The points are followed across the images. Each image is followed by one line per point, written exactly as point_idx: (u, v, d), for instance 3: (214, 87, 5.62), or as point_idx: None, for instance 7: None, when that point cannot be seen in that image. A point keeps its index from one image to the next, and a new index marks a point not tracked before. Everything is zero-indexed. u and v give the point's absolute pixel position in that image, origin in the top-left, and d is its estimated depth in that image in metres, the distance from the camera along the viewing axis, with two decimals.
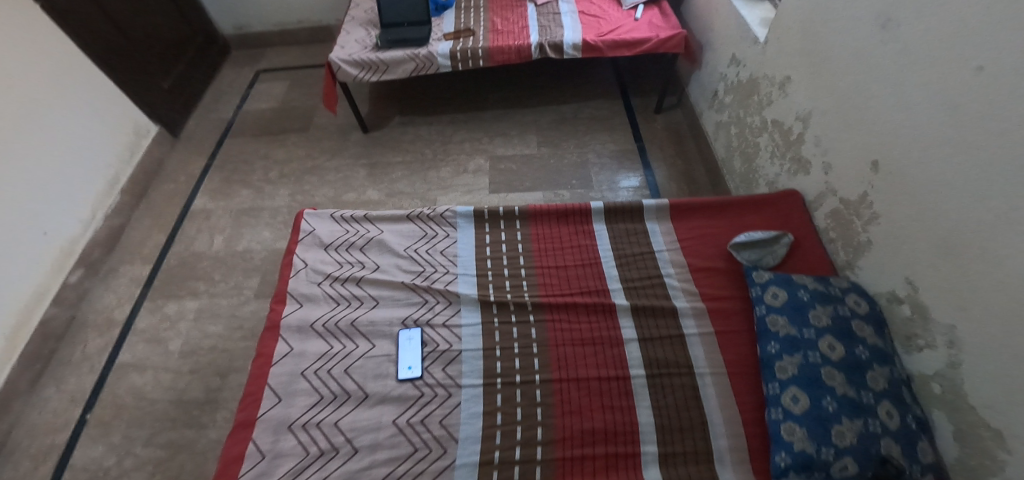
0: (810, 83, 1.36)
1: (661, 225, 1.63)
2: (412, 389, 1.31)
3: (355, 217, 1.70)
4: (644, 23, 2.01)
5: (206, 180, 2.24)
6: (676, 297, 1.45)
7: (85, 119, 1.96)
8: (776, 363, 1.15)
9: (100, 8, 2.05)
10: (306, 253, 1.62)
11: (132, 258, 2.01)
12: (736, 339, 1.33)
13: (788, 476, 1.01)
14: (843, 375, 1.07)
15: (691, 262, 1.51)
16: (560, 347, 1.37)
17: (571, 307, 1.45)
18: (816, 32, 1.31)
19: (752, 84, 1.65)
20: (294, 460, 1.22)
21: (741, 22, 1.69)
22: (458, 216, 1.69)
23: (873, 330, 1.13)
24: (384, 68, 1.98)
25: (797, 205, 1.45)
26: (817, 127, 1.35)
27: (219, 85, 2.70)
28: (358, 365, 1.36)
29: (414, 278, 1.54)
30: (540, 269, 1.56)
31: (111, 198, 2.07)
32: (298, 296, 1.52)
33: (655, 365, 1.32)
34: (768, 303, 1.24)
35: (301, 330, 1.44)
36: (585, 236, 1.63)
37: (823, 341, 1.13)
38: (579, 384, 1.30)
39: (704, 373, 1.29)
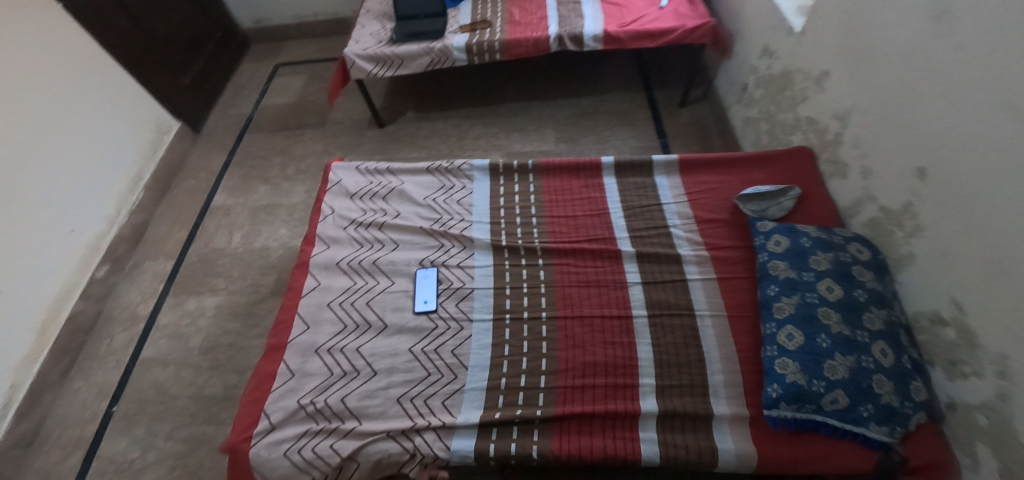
0: (849, 79, 1.25)
1: (669, 179, 1.59)
2: (427, 321, 1.32)
3: (378, 169, 1.69)
4: (669, 11, 1.90)
5: (226, 177, 2.26)
6: (680, 246, 1.42)
7: (107, 116, 1.99)
8: (774, 304, 1.16)
9: (120, 5, 2.07)
10: (334, 201, 1.62)
11: (155, 253, 2.05)
12: (738, 284, 1.31)
13: (780, 407, 1.04)
14: (840, 314, 1.07)
15: (696, 214, 1.48)
16: (566, 288, 1.36)
17: (577, 253, 1.44)
18: (858, 24, 1.20)
19: (785, 77, 1.54)
20: (321, 379, 1.23)
21: (775, 11, 1.57)
22: (476, 168, 1.68)
23: (874, 275, 1.12)
24: (398, 63, 1.93)
25: (807, 160, 1.43)
26: (856, 126, 1.24)
27: (238, 80, 2.71)
28: (378, 298, 1.37)
29: (432, 224, 1.54)
30: (550, 218, 1.54)
31: (134, 194, 2.11)
32: (325, 238, 1.53)
33: (657, 306, 1.31)
34: (770, 250, 1.25)
35: (328, 268, 1.45)
36: (594, 189, 1.60)
37: (821, 283, 1.13)
38: (584, 321, 1.29)
39: (704, 315, 1.27)
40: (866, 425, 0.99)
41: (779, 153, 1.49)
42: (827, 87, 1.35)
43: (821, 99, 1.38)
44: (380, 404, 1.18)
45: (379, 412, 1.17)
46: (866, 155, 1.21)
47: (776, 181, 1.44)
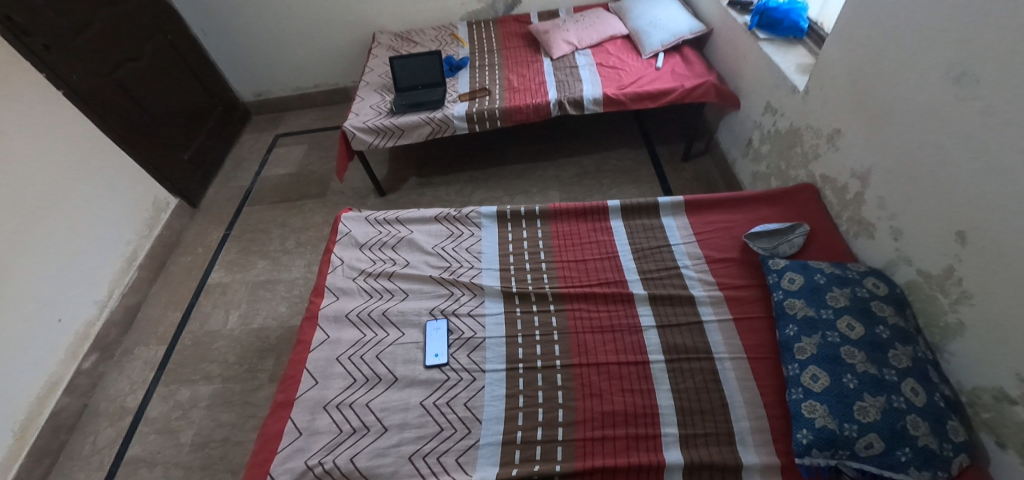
0: (866, 136, 1.22)
1: (677, 220, 1.53)
2: (439, 374, 1.23)
3: (388, 218, 1.60)
4: (666, 71, 1.92)
5: (224, 251, 2.19)
6: (693, 286, 1.35)
7: (104, 198, 1.95)
8: (795, 345, 1.10)
9: (123, 88, 2.08)
10: (343, 251, 1.53)
11: (147, 338, 1.94)
12: (752, 325, 1.24)
13: (812, 455, 0.96)
14: (864, 353, 1.02)
15: (706, 253, 1.41)
16: (579, 334, 1.28)
17: (591, 297, 1.35)
18: (872, 84, 1.18)
19: (793, 133, 1.52)
20: (329, 437, 1.14)
21: (776, 70, 1.58)
22: (484, 215, 1.59)
23: (894, 310, 1.08)
24: (398, 133, 1.92)
25: (813, 197, 1.42)
26: (878, 185, 1.20)
27: (239, 151, 2.69)
28: (388, 351, 1.28)
29: (441, 273, 1.44)
30: (560, 263, 1.45)
31: (128, 275, 2.02)
32: (335, 289, 1.43)
33: (675, 350, 1.22)
34: (785, 288, 1.19)
35: (337, 319, 1.36)
36: (602, 232, 1.52)
37: (841, 320, 1.08)
38: (600, 368, 1.21)
39: (723, 358, 1.19)
40: (906, 472, 0.91)
41: (785, 190, 1.47)
42: (841, 145, 1.32)
43: (835, 157, 1.34)
44: (393, 463, 1.09)
45: (391, 472, 1.08)
46: (893, 214, 1.16)
47: (787, 219, 1.41)
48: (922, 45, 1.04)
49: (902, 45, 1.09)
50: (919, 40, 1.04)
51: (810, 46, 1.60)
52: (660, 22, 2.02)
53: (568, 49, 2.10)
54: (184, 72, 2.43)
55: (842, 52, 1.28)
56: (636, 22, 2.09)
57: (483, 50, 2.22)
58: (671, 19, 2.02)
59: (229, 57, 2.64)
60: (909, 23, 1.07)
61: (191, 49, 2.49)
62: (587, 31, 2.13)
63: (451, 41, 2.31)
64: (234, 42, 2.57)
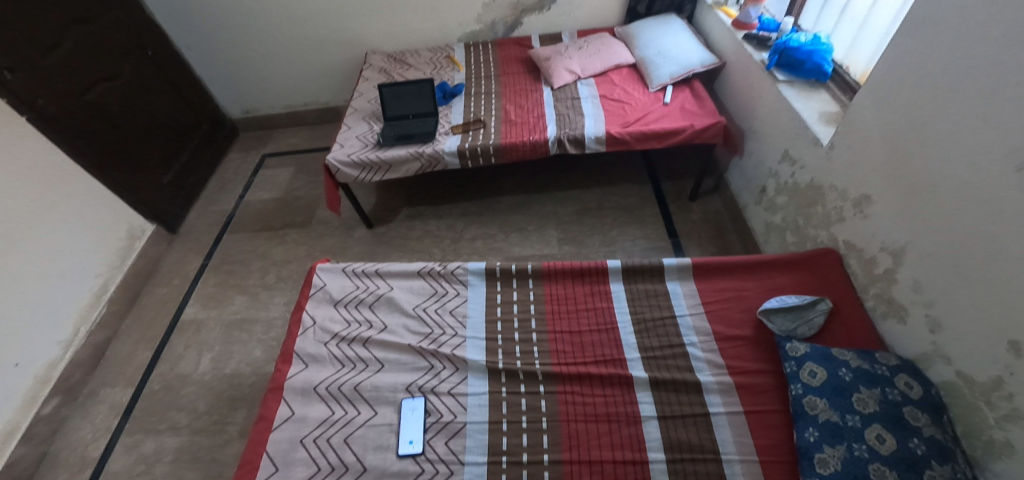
0: (901, 209, 1.08)
1: (684, 285, 1.39)
2: (413, 465, 1.11)
3: (366, 271, 1.47)
4: (674, 108, 1.78)
5: (201, 283, 2.06)
6: (700, 369, 1.22)
7: (74, 230, 1.80)
8: (815, 454, 0.97)
9: (98, 110, 1.93)
10: (316, 309, 1.41)
11: (115, 378, 1.80)
12: (767, 420, 1.11)
13: None
14: (896, 474, 0.90)
15: (716, 329, 1.28)
16: (572, 422, 1.15)
17: (586, 378, 1.22)
18: (913, 153, 1.04)
19: (813, 190, 1.39)
20: None
21: (796, 117, 1.43)
22: (470, 273, 1.46)
23: (932, 419, 0.95)
24: (385, 167, 1.79)
25: (836, 266, 1.28)
26: (913, 266, 1.06)
27: (223, 172, 2.55)
28: (358, 434, 1.17)
29: (421, 341, 1.32)
30: (553, 334, 1.32)
31: (96, 311, 1.88)
32: (305, 355, 1.32)
33: (678, 447, 1.10)
34: (804, 382, 1.06)
35: (305, 393, 1.25)
36: (599, 298, 1.38)
37: (869, 431, 0.95)
38: (593, 467, 1.09)
39: (732, 461, 1.07)
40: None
41: (805, 254, 1.33)
42: (870, 213, 1.18)
43: (863, 225, 1.21)
44: None
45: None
46: (931, 303, 1.02)
47: (807, 291, 1.27)
48: (976, 118, 0.90)
49: (950, 114, 0.95)
50: (973, 112, 0.91)
51: (834, 91, 1.45)
52: (670, 52, 1.89)
53: (570, 78, 1.96)
54: (165, 89, 2.28)
55: (875, 110, 1.14)
56: (644, 51, 1.95)
57: (480, 76, 2.08)
58: (681, 50, 1.88)
59: (215, 72, 2.50)
60: (960, 90, 0.93)
61: (174, 64, 2.35)
62: (591, 59, 1.99)
63: (447, 64, 2.18)
64: (221, 57, 2.44)
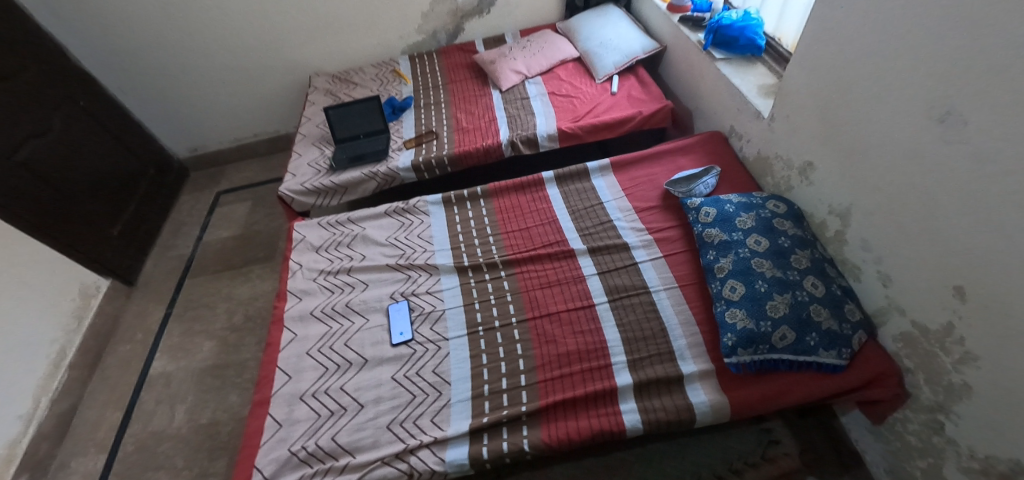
0: (842, 172, 1.12)
1: (606, 179, 1.57)
2: (406, 348, 1.28)
3: (340, 220, 1.60)
4: (622, 96, 1.80)
5: (166, 334, 1.98)
6: (627, 235, 1.41)
7: (22, 298, 1.70)
8: (715, 266, 1.22)
9: (29, 171, 1.82)
10: (301, 256, 1.53)
11: (85, 446, 1.71)
12: (680, 259, 1.33)
13: (737, 353, 1.08)
14: (771, 261, 1.15)
15: (635, 204, 1.48)
16: (529, 291, 1.34)
17: (537, 259, 1.40)
18: (846, 117, 1.08)
19: (761, 161, 1.42)
20: (309, 423, 1.20)
21: (736, 94, 1.46)
22: (430, 203, 1.60)
23: (793, 223, 1.22)
24: (342, 190, 1.75)
25: (721, 141, 1.56)
26: (861, 225, 1.10)
27: (177, 215, 2.46)
28: (356, 337, 1.33)
29: (397, 260, 1.46)
30: (505, 233, 1.48)
31: (56, 378, 1.79)
32: (297, 291, 1.46)
33: (617, 291, 1.29)
34: (702, 221, 1.30)
35: (303, 318, 1.39)
36: (540, 200, 1.55)
37: (750, 238, 1.21)
38: (552, 317, 1.28)
39: (658, 290, 1.28)
40: (816, 353, 1.05)
41: (697, 139, 1.58)
42: (815, 179, 1.21)
43: (810, 191, 1.24)
44: (373, 434, 1.16)
45: (371, 443, 1.15)
46: (879, 259, 1.06)
47: (704, 162, 1.52)
48: (898, 80, 0.94)
49: (875, 78, 0.99)
50: (894, 73, 0.94)
51: (769, 63, 1.49)
52: (611, 42, 1.91)
53: (517, 78, 1.96)
54: (103, 137, 2.18)
55: (807, 80, 1.17)
56: (586, 43, 1.97)
57: (427, 86, 2.07)
58: (622, 39, 1.91)
59: (155, 114, 2.41)
60: (881, 54, 0.97)
61: (110, 111, 2.25)
62: (536, 58, 1.99)
63: (393, 78, 2.15)
64: (160, 98, 2.36)
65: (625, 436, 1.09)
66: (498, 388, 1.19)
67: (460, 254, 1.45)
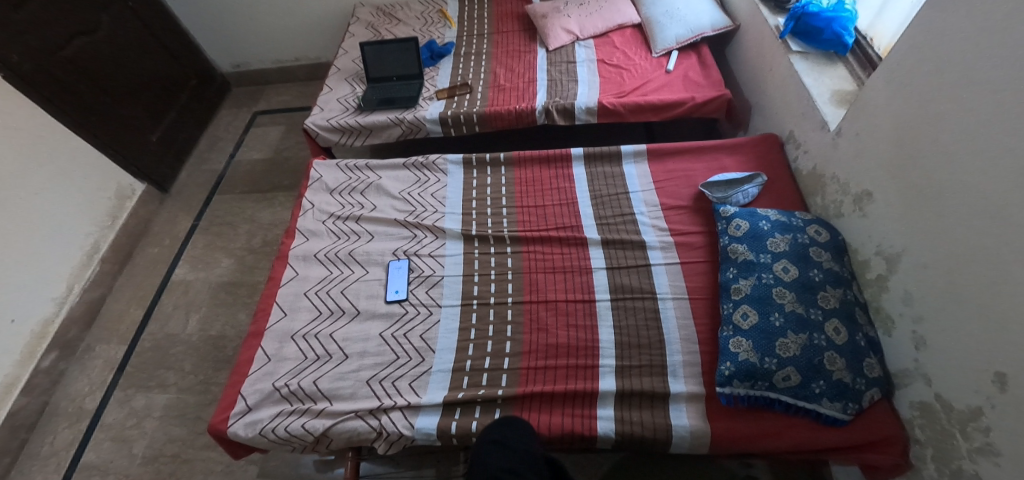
0: (903, 213, 0.98)
1: (638, 166, 1.43)
2: (398, 308, 1.22)
3: (358, 165, 1.53)
4: (677, 76, 1.63)
5: (190, 245, 2.07)
6: (646, 232, 1.29)
7: (61, 190, 1.79)
8: (732, 286, 1.11)
9: (76, 66, 1.86)
10: (314, 196, 1.48)
11: (110, 335, 1.83)
12: (697, 268, 1.21)
13: (732, 385, 0.99)
14: (794, 294, 1.04)
15: (663, 201, 1.34)
16: (532, 273, 1.24)
17: (546, 240, 1.30)
18: (922, 150, 0.93)
19: (814, 178, 1.26)
20: (295, 363, 1.16)
21: (805, 96, 1.29)
22: (450, 162, 1.50)
23: (831, 256, 1.09)
24: (366, 133, 1.69)
25: (774, 146, 1.39)
26: (907, 276, 0.97)
27: (215, 130, 2.51)
28: (353, 287, 1.27)
29: (406, 216, 1.38)
30: (520, 208, 1.37)
31: (88, 269, 1.90)
32: (305, 231, 1.40)
33: (622, 290, 1.19)
34: (730, 234, 1.18)
35: (306, 258, 1.34)
36: (563, 179, 1.43)
37: (778, 264, 1.09)
38: (548, 305, 1.18)
39: (666, 298, 1.17)
40: (819, 402, 0.96)
41: (748, 140, 1.43)
42: (871, 213, 1.07)
43: (861, 224, 1.10)
44: (352, 386, 1.11)
45: (350, 394, 1.10)
46: (919, 318, 0.94)
47: (747, 168, 1.37)
48: (996, 121, 0.78)
49: (969, 113, 0.83)
50: (993, 112, 0.78)
51: (852, 65, 1.29)
52: (678, 12, 1.71)
53: (567, 38, 1.81)
54: (147, 40, 2.20)
55: (886, 96, 1.01)
56: (650, 10, 1.78)
57: (472, 34, 1.94)
58: (691, 10, 1.71)
59: (202, 23, 2.41)
60: (984, 85, 0.80)
61: (157, 14, 2.26)
62: (592, 18, 1.83)
63: (438, 19, 2.03)
64: (206, 8, 2.34)
65: (595, 441, 1.02)
66: (480, 366, 1.12)
67: (470, 221, 1.36)
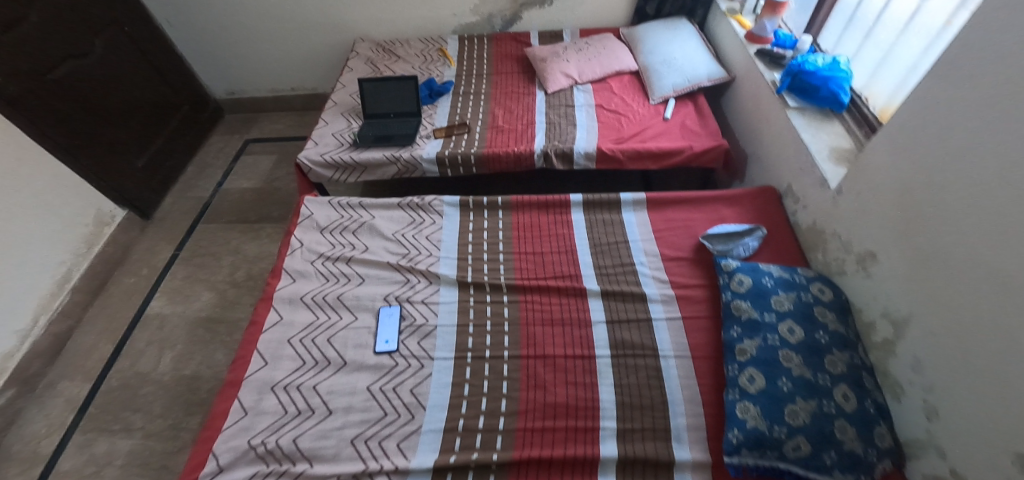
0: (908, 278, 0.97)
1: (638, 215, 1.42)
2: (388, 360, 1.15)
3: (351, 203, 1.49)
4: (675, 125, 1.64)
5: (170, 276, 1.98)
6: (647, 284, 1.26)
7: (37, 217, 1.70)
8: (736, 346, 1.07)
9: (65, 90, 1.82)
10: (304, 234, 1.43)
11: (74, 371, 1.72)
12: (699, 324, 1.18)
13: (741, 455, 0.94)
14: (801, 357, 1.01)
15: (663, 252, 1.33)
16: (530, 326, 1.19)
17: (544, 290, 1.26)
18: (928, 216, 0.92)
19: (814, 234, 1.26)
20: (274, 418, 1.08)
21: (803, 151, 1.30)
22: (446, 204, 1.47)
23: (836, 316, 1.07)
24: (360, 170, 1.65)
25: (772, 199, 1.40)
26: (915, 343, 0.95)
27: (204, 156, 2.46)
28: (340, 335, 1.20)
29: (400, 259, 1.34)
30: (518, 254, 1.34)
31: (58, 299, 1.79)
32: (293, 271, 1.34)
33: (622, 347, 1.15)
34: (733, 289, 1.16)
35: (292, 302, 1.27)
36: (561, 226, 1.40)
37: (783, 324, 1.06)
38: (546, 361, 1.14)
39: (668, 356, 1.13)
40: (831, 475, 0.91)
41: (747, 192, 1.43)
42: (875, 274, 1.05)
43: (865, 285, 1.08)
44: (334, 446, 1.03)
45: (332, 455, 1.02)
46: (930, 387, 0.92)
47: (747, 221, 1.36)
48: (1004, 193, 0.78)
49: (975, 182, 0.83)
50: (1001, 183, 0.78)
51: (848, 122, 1.31)
52: (675, 62, 1.75)
53: (565, 82, 1.82)
54: (141, 64, 2.17)
55: (888, 158, 1.01)
56: (648, 58, 1.81)
57: (471, 73, 1.95)
58: (687, 60, 1.74)
59: (198, 49, 2.38)
60: (990, 155, 0.80)
61: (152, 40, 2.23)
62: (590, 64, 1.85)
63: (437, 57, 2.04)
64: (203, 35, 2.32)
65: None
66: (473, 426, 1.05)
67: (465, 266, 1.32)
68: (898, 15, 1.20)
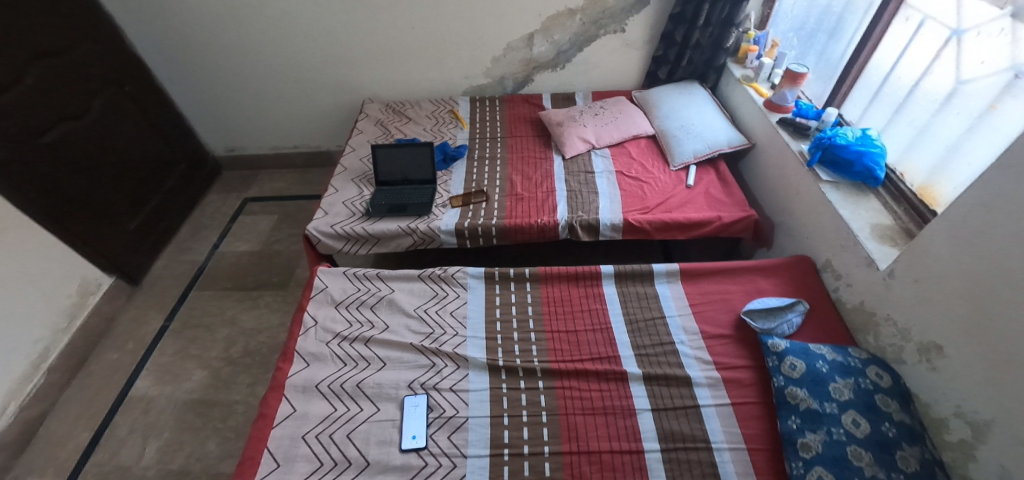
0: (986, 377, 0.90)
1: (672, 287, 1.35)
2: (416, 459, 1.03)
3: (368, 274, 1.39)
4: (699, 193, 1.61)
5: (158, 351, 1.82)
6: (689, 365, 1.18)
7: (16, 291, 1.56)
8: (798, 440, 0.99)
9: (56, 154, 1.71)
10: (317, 310, 1.32)
11: (44, 465, 1.53)
12: (751, 412, 1.09)
13: None
14: (871, 455, 0.93)
15: (703, 328, 1.25)
16: (570, 415, 1.09)
17: (582, 374, 1.16)
18: (1006, 312, 0.87)
19: (863, 315, 1.20)
20: None
21: (843, 228, 1.26)
22: (470, 275, 1.38)
23: (900, 405, 1.00)
24: (373, 241, 1.56)
25: (809, 270, 1.35)
26: (1001, 450, 0.88)
27: (200, 216, 2.34)
28: (361, 430, 1.08)
29: (423, 340, 1.23)
30: (550, 333, 1.25)
31: (33, 381, 1.61)
32: (306, 354, 1.22)
33: (673, 439, 1.05)
34: (785, 374, 1.07)
35: (306, 391, 1.15)
36: (593, 300, 1.32)
37: (846, 416, 0.98)
38: (592, 457, 1.03)
39: (722, 449, 1.03)
40: None
41: (782, 262, 1.38)
42: (943, 368, 0.99)
43: (931, 378, 1.01)
44: None
45: None
46: None
47: (787, 293, 1.31)
48: None
49: None
50: None
51: (883, 197, 1.29)
52: (694, 129, 1.73)
53: (583, 147, 1.79)
54: (139, 123, 2.08)
55: (951, 247, 0.97)
56: (666, 122, 1.80)
57: (485, 137, 1.92)
58: (706, 126, 1.73)
59: (199, 107, 2.32)
60: None
61: (152, 98, 2.17)
62: (607, 129, 1.83)
63: (450, 119, 2.01)
64: (205, 93, 2.27)
65: None
66: None
67: (495, 347, 1.22)
68: (931, 93, 1.19)
